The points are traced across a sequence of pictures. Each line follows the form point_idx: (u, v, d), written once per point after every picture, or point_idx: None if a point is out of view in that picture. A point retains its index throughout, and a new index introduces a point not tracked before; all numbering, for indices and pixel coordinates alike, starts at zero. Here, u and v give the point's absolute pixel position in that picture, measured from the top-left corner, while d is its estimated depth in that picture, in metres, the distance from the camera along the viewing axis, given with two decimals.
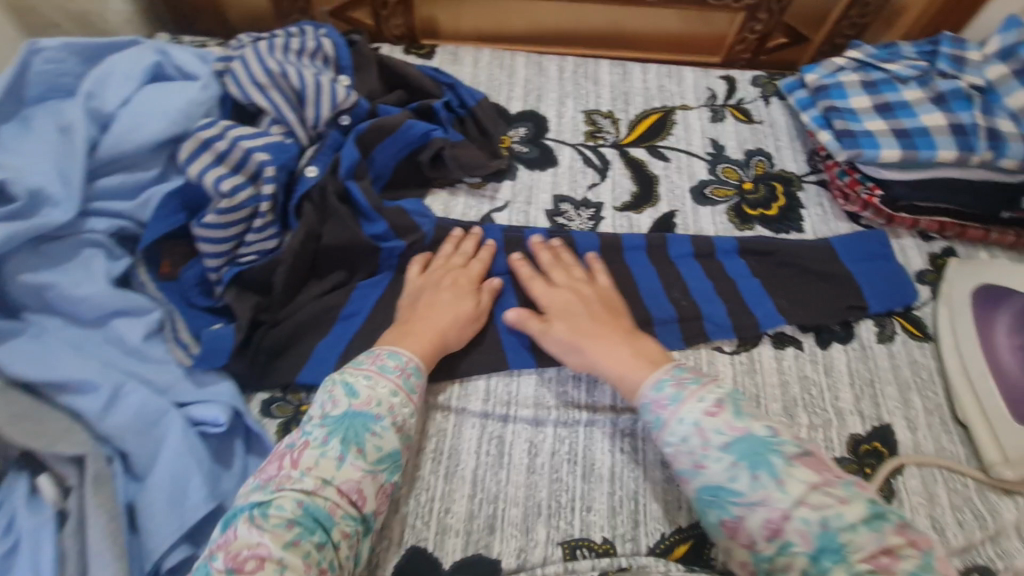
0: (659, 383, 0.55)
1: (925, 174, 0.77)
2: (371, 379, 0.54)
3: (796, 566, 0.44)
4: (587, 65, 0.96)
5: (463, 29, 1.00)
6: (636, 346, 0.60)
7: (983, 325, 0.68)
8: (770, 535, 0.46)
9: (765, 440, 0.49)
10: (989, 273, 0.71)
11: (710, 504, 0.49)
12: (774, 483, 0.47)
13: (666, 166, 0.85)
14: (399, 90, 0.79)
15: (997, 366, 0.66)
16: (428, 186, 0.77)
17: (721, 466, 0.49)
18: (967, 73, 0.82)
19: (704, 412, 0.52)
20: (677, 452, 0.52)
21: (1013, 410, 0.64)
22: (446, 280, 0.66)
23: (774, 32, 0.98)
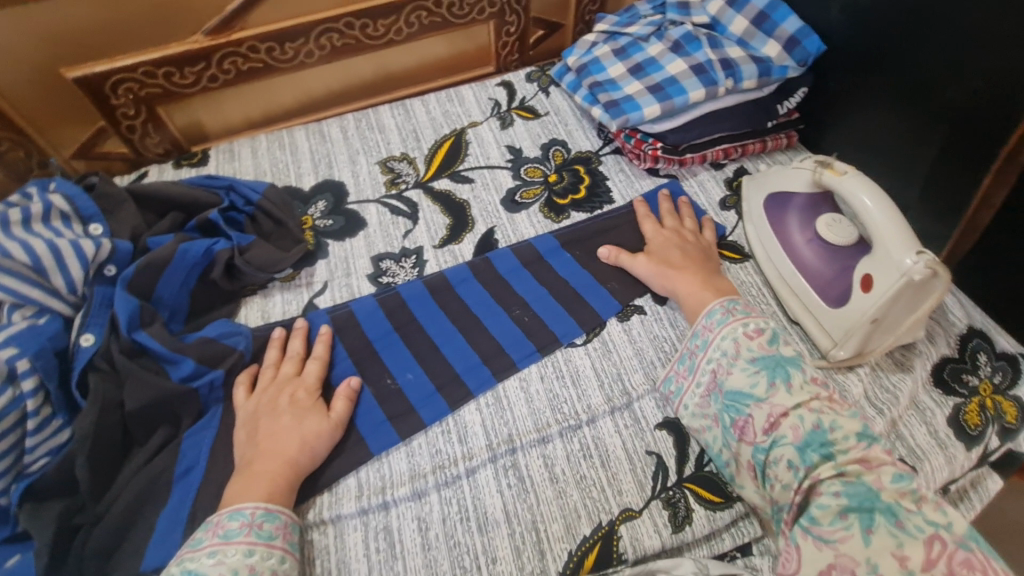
0: (711, 311, 0.64)
1: (688, 116, 0.83)
2: (216, 554, 0.49)
3: (786, 457, 0.51)
4: (369, 115, 0.96)
5: (232, 121, 0.96)
6: (709, 279, 0.68)
7: (779, 230, 0.74)
8: (768, 428, 0.54)
9: (788, 357, 0.58)
10: (770, 180, 0.77)
11: (727, 408, 0.57)
12: (784, 386, 0.55)
13: (472, 188, 0.86)
14: (173, 211, 0.75)
15: (801, 263, 0.70)
16: (238, 297, 0.73)
17: (745, 373, 0.57)
18: (694, 14, 0.89)
19: (745, 334, 0.60)
20: (717, 367, 0.60)
21: (826, 297, 0.68)
22: (279, 392, 0.61)
23: (530, 28, 1.02)
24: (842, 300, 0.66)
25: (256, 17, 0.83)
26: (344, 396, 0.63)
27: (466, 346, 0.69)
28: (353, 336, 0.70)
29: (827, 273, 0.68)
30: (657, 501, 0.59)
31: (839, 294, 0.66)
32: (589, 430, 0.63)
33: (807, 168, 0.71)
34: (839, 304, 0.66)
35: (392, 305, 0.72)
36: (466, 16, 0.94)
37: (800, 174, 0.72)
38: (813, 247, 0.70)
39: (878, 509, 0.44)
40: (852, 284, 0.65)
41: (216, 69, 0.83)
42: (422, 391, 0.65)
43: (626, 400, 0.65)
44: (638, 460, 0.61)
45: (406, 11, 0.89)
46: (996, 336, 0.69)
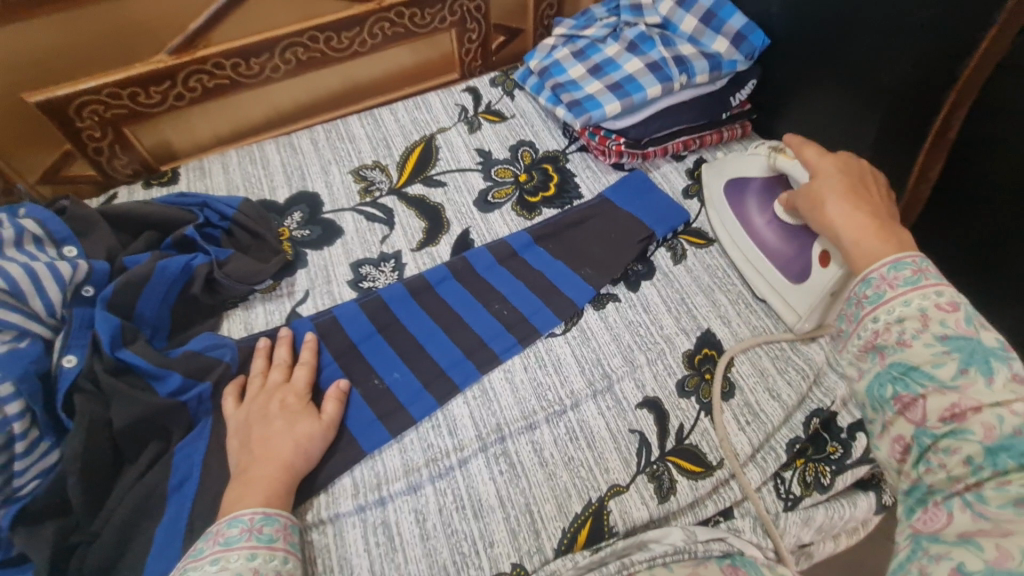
0: (898, 262, 0.50)
1: (647, 111, 0.87)
2: (218, 560, 0.48)
3: (963, 451, 0.41)
4: (338, 126, 0.97)
5: (201, 139, 0.96)
6: (886, 222, 0.56)
7: (740, 212, 0.77)
8: (946, 417, 0.42)
9: (993, 348, 0.43)
10: (728, 165, 0.81)
11: (891, 380, 0.46)
12: (982, 380, 0.42)
13: (445, 191, 0.88)
14: (148, 230, 0.75)
15: (763, 243, 0.74)
16: (220, 310, 0.74)
17: (929, 349, 0.45)
18: (646, 15, 0.94)
19: (937, 305, 0.46)
20: (884, 330, 0.48)
21: (787, 273, 0.71)
22: (269, 399, 0.62)
23: (491, 34, 1.05)
24: (803, 275, 0.69)
25: (219, 35, 0.84)
26: (335, 398, 0.64)
27: (450, 343, 0.71)
28: (338, 340, 0.71)
29: (787, 250, 0.71)
30: (643, 476, 0.62)
31: (799, 270, 0.70)
32: (574, 414, 0.66)
33: (762, 153, 0.74)
34: (800, 280, 0.70)
35: (374, 308, 0.74)
36: (428, 26, 0.97)
37: (754, 159, 0.75)
38: (771, 227, 0.73)
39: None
40: (810, 261, 0.69)
41: (181, 88, 0.84)
42: (408, 389, 0.67)
43: (607, 383, 0.68)
44: (622, 439, 0.64)
45: (369, 23, 0.91)
46: None
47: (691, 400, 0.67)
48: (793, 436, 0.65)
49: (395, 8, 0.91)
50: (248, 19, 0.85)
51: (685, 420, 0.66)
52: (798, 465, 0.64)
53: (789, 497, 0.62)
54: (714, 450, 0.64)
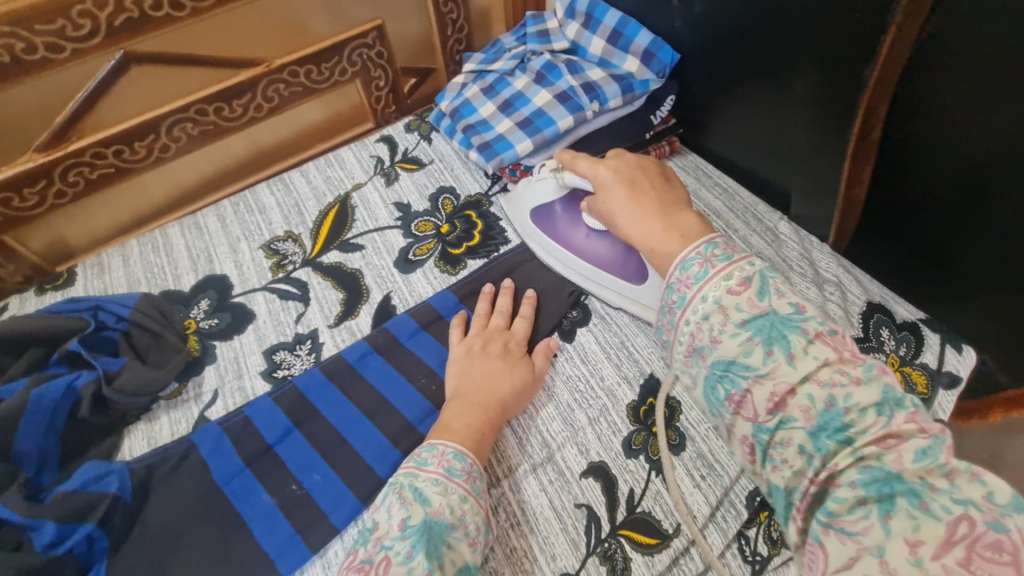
0: (685, 261, 0.47)
1: (563, 144, 0.82)
2: (442, 485, 0.51)
3: (795, 442, 0.38)
4: (247, 196, 0.91)
5: (100, 230, 0.89)
6: (670, 218, 0.52)
7: (558, 238, 0.75)
8: (771, 407, 0.39)
9: (787, 315, 0.41)
10: (523, 199, 0.79)
11: (719, 379, 0.42)
12: (785, 357, 0.40)
13: (363, 255, 0.82)
14: (33, 345, 0.68)
15: (592, 257, 0.72)
16: (120, 427, 0.67)
17: (734, 339, 0.41)
18: (554, 41, 0.91)
19: (729, 291, 0.43)
20: (695, 331, 0.44)
21: (628, 276, 0.70)
22: (491, 341, 0.67)
23: (401, 78, 1.00)
24: (641, 274, 0.69)
25: (97, 121, 0.79)
26: (545, 353, 0.68)
27: (374, 431, 0.64)
28: (249, 445, 0.64)
29: (616, 255, 0.71)
30: (594, 558, 0.56)
31: (635, 268, 0.69)
32: (513, 495, 0.60)
33: (547, 177, 0.75)
34: (643, 279, 0.69)
35: (290, 401, 0.67)
36: (328, 80, 0.91)
37: (545, 185, 0.75)
38: (592, 239, 0.72)
39: (899, 493, 0.33)
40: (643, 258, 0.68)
41: (61, 184, 0.78)
42: (330, 492, 0.60)
43: (546, 453, 0.63)
44: (567, 517, 0.58)
45: (262, 86, 0.85)
46: (893, 307, 0.71)
47: (640, 460, 0.61)
48: (753, 487, 0.59)
49: (287, 68, 0.85)
50: (123, 102, 0.79)
51: (635, 485, 0.60)
52: (763, 520, 0.58)
53: (756, 559, 0.56)
54: (669, 516, 0.58)
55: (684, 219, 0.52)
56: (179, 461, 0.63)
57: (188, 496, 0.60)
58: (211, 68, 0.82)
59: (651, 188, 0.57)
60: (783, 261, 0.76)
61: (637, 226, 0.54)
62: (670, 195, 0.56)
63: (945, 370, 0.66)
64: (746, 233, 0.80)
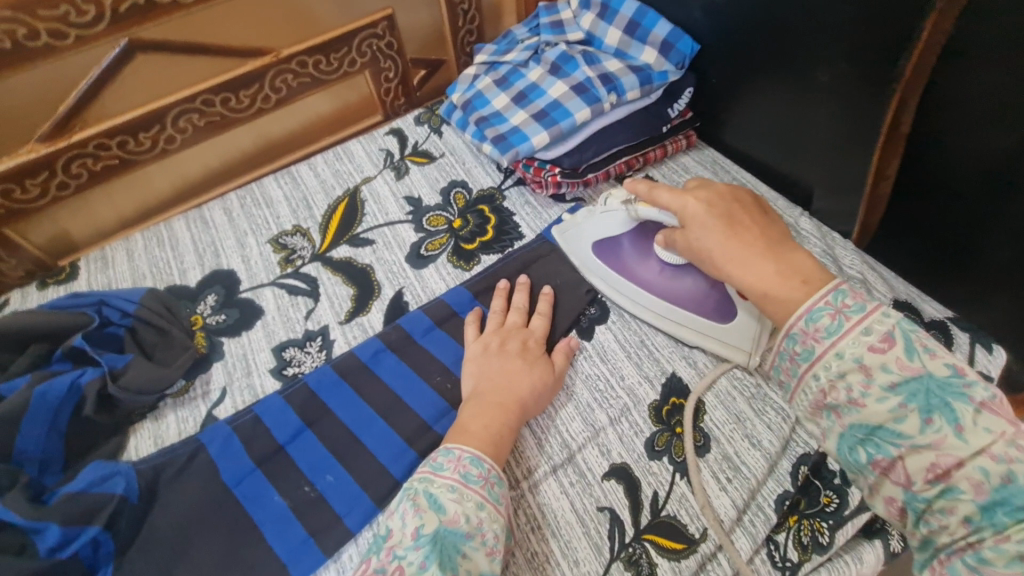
0: (813, 311, 0.46)
1: (580, 136, 0.80)
2: (457, 491, 0.49)
3: (959, 512, 0.38)
4: (254, 190, 0.89)
5: (103, 224, 0.87)
6: (782, 257, 0.51)
7: (626, 272, 0.70)
8: (931, 477, 0.40)
9: (944, 379, 0.41)
10: (587, 231, 0.74)
11: (860, 442, 0.43)
12: (951, 429, 0.39)
13: (374, 250, 0.80)
14: (34, 341, 0.66)
15: (669, 295, 0.67)
16: (126, 426, 0.65)
17: (883, 405, 0.42)
18: (569, 32, 0.89)
19: (870, 349, 0.43)
20: (828, 387, 0.45)
21: (708, 314, 0.66)
22: (509, 338, 0.65)
23: (410, 69, 0.98)
24: (725, 312, 0.65)
25: (101, 112, 0.77)
26: (565, 351, 0.66)
27: (387, 431, 0.62)
28: (260, 445, 0.62)
29: (697, 292, 0.66)
30: (618, 563, 0.54)
31: (719, 305, 0.65)
32: (533, 498, 0.58)
33: (618, 209, 0.71)
34: (729, 318, 0.65)
35: (301, 399, 0.65)
36: (337, 71, 0.89)
37: (615, 216, 0.71)
38: (667, 275, 0.67)
39: None
40: (729, 294, 0.64)
41: (63, 175, 0.76)
42: (343, 494, 0.58)
43: (566, 455, 0.61)
44: (589, 521, 0.56)
45: (270, 76, 0.83)
46: (920, 305, 0.69)
47: (663, 462, 0.60)
48: (781, 491, 0.57)
49: (296, 58, 0.83)
50: (127, 91, 0.77)
51: (659, 487, 0.58)
52: (792, 524, 0.56)
53: (785, 566, 0.55)
54: (694, 520, 0.56)
55: (798, 261, 0.51)
56: (187, 462, 0.61)
57: (198, 497, 0.58)
58: (217, 56, 0.80)
59: (752, 223, 0.55)
60: None
61: (746, 265, 0.52)
62: (772, 230, 0.54)
63: (976, 370, 0.64)
64: None
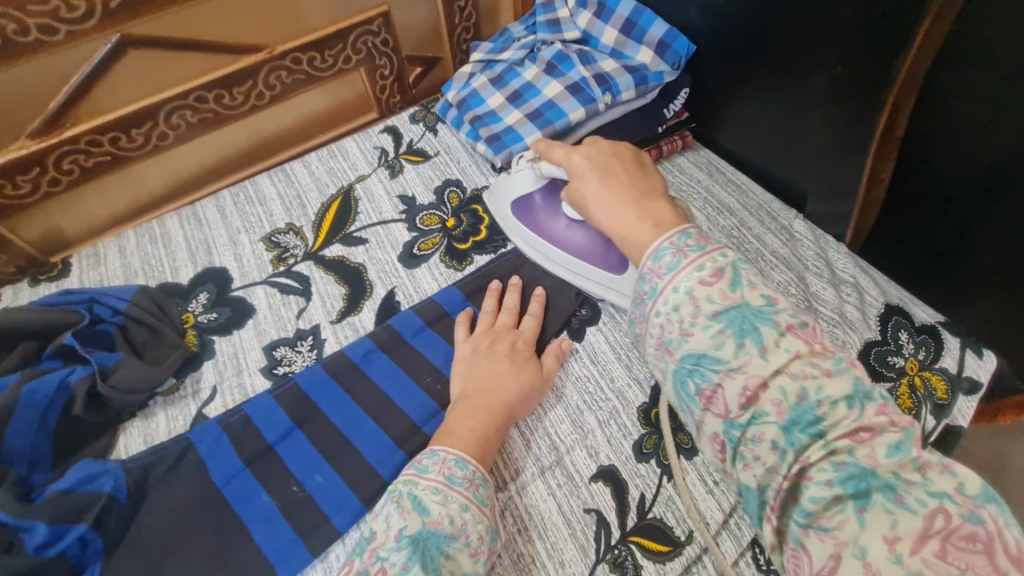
0: (658, 251, 0.44)
1: (574, 136, 0.80)
2: (441, 493, 0.49)
3: (767, 437, 0.36)
4: (247, 187, 0.88)
5: (96, 220, 0.87)
6: (645, 206, 0.49)
7: (537, 227, 0.73)
8: (743, 402, 0.37)
9: (759, 307, 0.39)
10: (505, 190, 0.77)
11: (689, 374, 0.39)
12: (758, 350, 0.37)
13: (367, 249, 0.80)
14: (24, 339, 0.66)
15: (572, 248, 0.70)
16: (116, 424, 0.65)
17: (707, 332, 0.39)
18: (566, 30, 0.88)
19: (701, 281, 0.40)
20: (664, 323, 0.41)
21: (607, 267, 0.68)
22: (498, 340, 0.65)
23: (406, 66, 0.98)
24: (620, 264, 0.67)
25: (93, 107, 0.76)
26: (556, 354, 0.66)
27: (377, 431, 0.63)
28: (249, 444, 0.62)
29: (597, 245, 0.69)
30: (604, 565, 0.54)
31: (616, 259, 0.67)
32: (520, 499, 0.58)
33: (526, 167, 0.73)
34: (623, 269, 0.67)
35: (291, 399, 0.65)
36: (332, 68, 0.89)
37: (523, 175, 0.73)
38: (571, 228, 0.71)
39: (875, 488, 0.32)
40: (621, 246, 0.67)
41: (54, 172, 0.75)
42: (332, 495, 0.59)
43: (555, 457, 0.61)
44: (577, 522, 0.56)
45: (263, 73, 0.83)
46: (911, 309, 0.69)
47: (651, 464, 0.60)
48: None
49: (289, 55, 0.83)
50: (121, 88, 0.77)
51: (646, 490, 0.58)
52: None
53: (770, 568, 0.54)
54: (681, 522, 0.56)
55: (657, 209, 0.49)
56: (177, 460, 0.61)
57: (186, 496, 0.58)
58: (210, 52, 0.79)
59: (626, 175, 0.54)
60: (798, 260, 0.74)
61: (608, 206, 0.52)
62: (644, 183, 0.53)
63: (964, 375, 0.64)
64: (761, 232, 0.77)
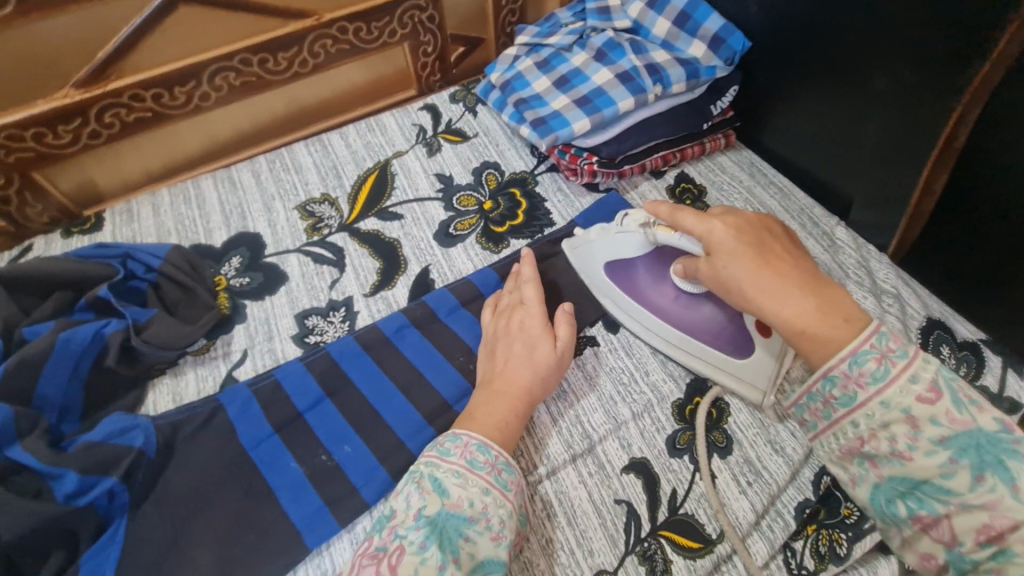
0: (857, 353, 0.43)
1: (620, 126, 0.79)
2: (462, 477, 0.48)
3: (1006, 574, 0.36)
4: (283, 155, 0.88)
5: (130, 178, 0.86)
6: (822, 293, 0.47)
7: (641, 297, 0.66)
8: (982, 539, 0.37)
9: (992, 434, 0.39)
10: (601, 249, 0.69)
11: (901, 496, 0.41)
12: (1007, 491, 0.37)
13: (402, 224, 0.79)
14: (58, 289, 0.66)
15: (687, 326, 0.64)
16: (145, 380, 0.65)
17: (932, 459, 0.40)
18: (616, 18, 0.87)
19: (919, 398, 0.41)
20: (870, 435, 0.43)
21: (724, 348, 0.62)
22: (513, 317, 0.63)
23: (449, 45, 0.97)
24: (742, 348, 0.61)
25: (137, 61, 0.75)
26: (565, 321, 0.63)
27: (407, 406, 0.62)
28: (279, 410, 0.62)
29: (715, 324, 0.62)
30: (632, 556, 0.54)
31: (739, 341, 0.61)
32: (550, 485, 0.58)
33: (634, 231, 0.64)
34: (745, 354, 0.61)
35: (322, 367, 0.65)
36: (377, 40, 0.88)
37: (631, 239, 0.65)
38: (683, 302, 0.64)
39: None
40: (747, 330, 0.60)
41: (95, 124, 0.75)
42: (361, 466, 0.58)
43: (587, 445, 0.60)
44: (607, 512, 0.56)
45: (309, 41, 0.82)
46: (953, 325, 0.68)
47: (684, 460, 0.59)
48: (802, 499, 0.57)
49: (337, 23, 0.82)
50: (169, 43, 0.76)
51: (678, 485, 0.58)
52: (810, 532, 0.56)
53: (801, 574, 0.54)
54: (712, 521, 0.56)
55: (839, 299, 0.47)
56: (206, 420, 0.61)
57: (215, 457, 0.58)
58: (259, 15, 0.79)
59: (784, 253, 0.50)
60: (840, 268, 0.73)
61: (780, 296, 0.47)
62: (807, 265, 0.50)
63: (1006, 395, 0.63)
64: (802, 236, 0.76)
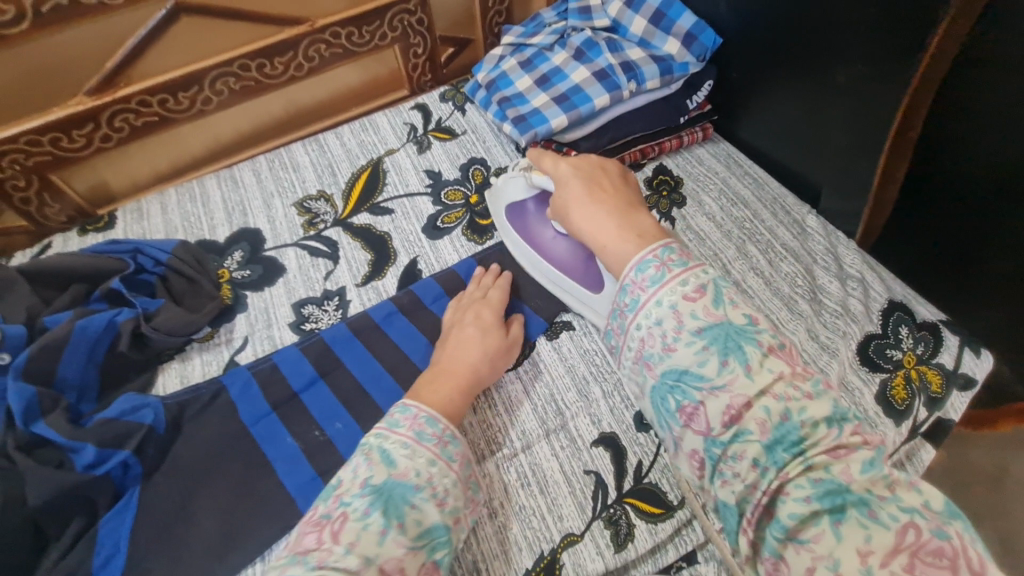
0: (641, 262, 0.45)
1: (597, 122, 0.83)
2: (409, 449, 0.50)
3: (749, 455, 0.37)
4: (281, 154, 0.93)
5: (139, 178, 0.92)
6: (627, 216, 0.51)
7: (529, 237, 0.74)
8: (727, 421, 0.38)
9: (742, 326, 0.41)
10: (500, 194, 0.78)
11: (670, 390, 0.41)
12: (743, 370, 0.39)
13: (393, 219, 0.84)
14: (76, 282, 0.71)
15: (555, 260, 0.71)
16: (155, 364, 0.70)
17: (690, 348, 0.41)
18: (596, 18, 0.90)
19: (685, 297, 0.42)
20: (646, 336, 0.43)
21: (587, 283, 0.68)
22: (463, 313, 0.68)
23: (439, 46, 1.01)
24: (597, 283, 0.67)
25: (144, 69, 0.81)
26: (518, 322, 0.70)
27: (394, 387, 0.67)
28: (277, 390, 0.67)
29: (576, 260, 0.69)
30: (599, 521, 0.58)
31: (593, 276, 0.67)
32: (525, 457, 0.62)
33: (519, 174, 0.74)
34: (598, 288, 0.67)
35: (316, 352, 0.70)
36: (368, 44, 0.92)
37: (517, 182, 0.74)
38: (557, 240, 0.70)
39: (850, 503, 0.34)
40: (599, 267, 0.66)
41: (107, 129, 0.80)
42: (351, 441, 0.63)
43: (559, 421, 0.65)
44: (576, 481, 0.60)
45: (304, 45, 0.86)
46: (915, 306, 0.71)
47: (650, 434, 0.63)
48: None
49: (329, 29, 0.86)
50: (173, 53, 0.81)
51: (644, 457, 0.62)
52: None
53: None
54: (674, 489, 0.60)
55: (642, 221, 0.51)
56: (210, 401, 0.66)
57: (218, 433, 0.63)
58: (256, 22, 0.83)
59: (611, 187, 0.55)
60: (807, 254, 0.76)
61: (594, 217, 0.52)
62: (628, 197, 0.54)
63: (961, 371, 0.66)
64: (773, 224, 0.80)
